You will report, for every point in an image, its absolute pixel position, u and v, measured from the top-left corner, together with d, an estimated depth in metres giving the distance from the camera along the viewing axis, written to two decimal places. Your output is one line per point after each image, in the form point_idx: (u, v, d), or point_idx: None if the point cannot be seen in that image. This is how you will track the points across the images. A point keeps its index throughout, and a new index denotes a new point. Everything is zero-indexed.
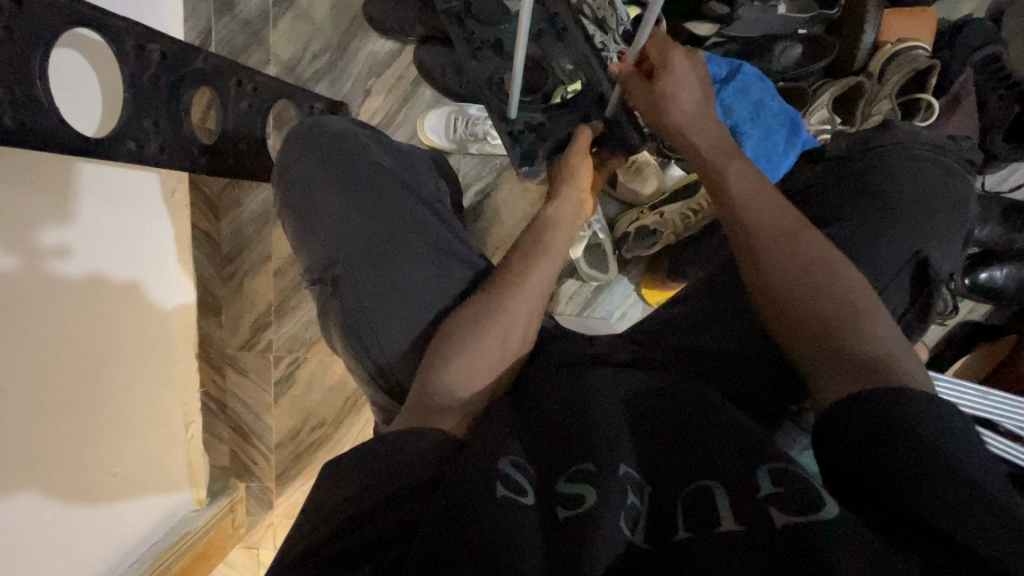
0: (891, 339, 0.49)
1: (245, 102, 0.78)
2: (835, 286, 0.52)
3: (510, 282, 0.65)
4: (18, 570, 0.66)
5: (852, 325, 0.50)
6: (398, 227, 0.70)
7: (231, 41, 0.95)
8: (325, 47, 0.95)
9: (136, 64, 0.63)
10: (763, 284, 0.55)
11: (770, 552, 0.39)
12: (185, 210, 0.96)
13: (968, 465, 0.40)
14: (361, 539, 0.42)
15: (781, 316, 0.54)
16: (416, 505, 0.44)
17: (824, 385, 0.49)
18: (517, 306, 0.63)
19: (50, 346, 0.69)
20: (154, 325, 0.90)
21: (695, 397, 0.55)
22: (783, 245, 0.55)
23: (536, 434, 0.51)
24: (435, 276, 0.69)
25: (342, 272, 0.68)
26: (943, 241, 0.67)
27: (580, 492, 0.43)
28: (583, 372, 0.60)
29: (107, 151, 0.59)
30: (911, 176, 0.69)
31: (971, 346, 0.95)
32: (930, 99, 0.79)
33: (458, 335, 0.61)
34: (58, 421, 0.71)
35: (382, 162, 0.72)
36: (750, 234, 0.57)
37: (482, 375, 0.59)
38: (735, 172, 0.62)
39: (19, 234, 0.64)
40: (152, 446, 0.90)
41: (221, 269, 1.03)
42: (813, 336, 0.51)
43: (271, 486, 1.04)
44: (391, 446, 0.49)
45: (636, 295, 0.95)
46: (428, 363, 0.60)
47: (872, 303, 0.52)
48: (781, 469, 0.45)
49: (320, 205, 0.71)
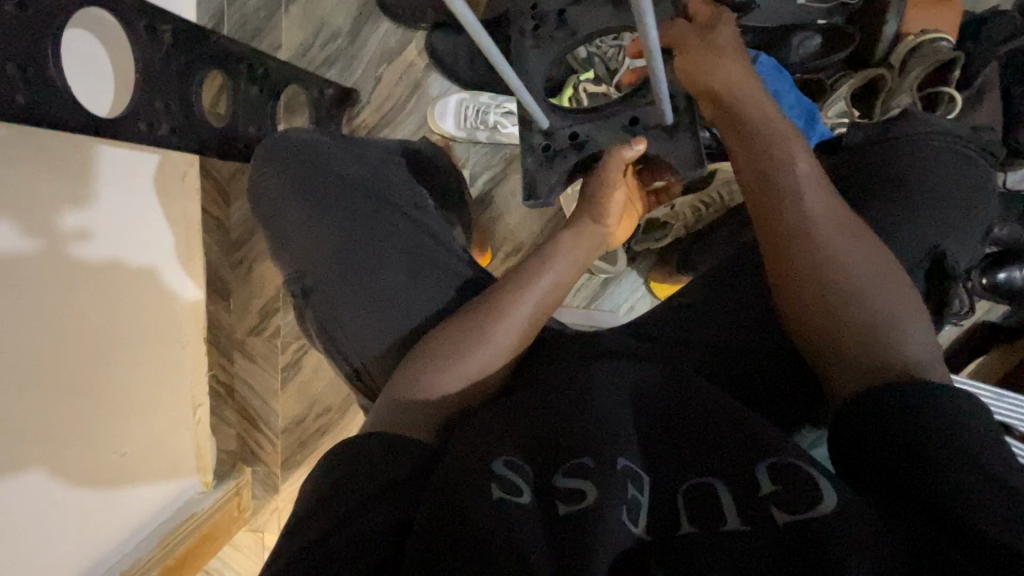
0: (914, 334, 0.50)
1: (256, 86, 0.78)
2: (884, 296, 0.51)
3: (496, 309, 0.60)
4: (27, 544, 0.67)
5: (886, 330, 0.49)
6: (370, 236, 0.70)
7: (243, 27, 0.95)
8: (336, 34, 0.94)
9: (147, 45, 0.62)
10: (800, 292, 0.53)
11: (779, 555, 0.39)
12: (196, 196, 0.97)
13: (991, 455, 0.42)
14: (353, 538, 0.42)
15: (815, 319, 0.52)
16: (407, 504, 0.45)
17: (846, 383, 0.50)
18: (501, 335, 0.60)
19: (64, 328, 0.70)
20: (162, 308, 0.90)
21: (692, 400, 0.52)
22: (838, 252, 0.52)
23: (530, 425, 0.51)
24: (411, 283, 0.68)
25: (314, 284, 0.69)
26: (964, 236, 0.66)
27: (580, 487, 0.43)
28: (585, 366, 0.57)
29: (119, 131, 0.59)
30: (936, 167, 0.67)
31: (987, 347, 0.93)
32: (952, 91, 0.75)
33: (432, 360, 0.59)
34: (70, 399, 0.72)
35: (351, 172, 0.72)
36: (783, 234, 0.55)
37: (451, 394, 0.57)
38: (767, 161, 0.58)
39: (34, 218, 0.67)
40: (162, 429, 0.91)
41: (231, 255, 1.03)
42: (852, 346, 0.50)
43: (277, 470, 1.04)
44: (375, 452, 0.50)
45: (644, 288, 0.94)
46: (400, 380, 0.58)
47: (905, 302, 0.51)
48: (786, 463, 0.45)
49: (294, 222, 0.71)
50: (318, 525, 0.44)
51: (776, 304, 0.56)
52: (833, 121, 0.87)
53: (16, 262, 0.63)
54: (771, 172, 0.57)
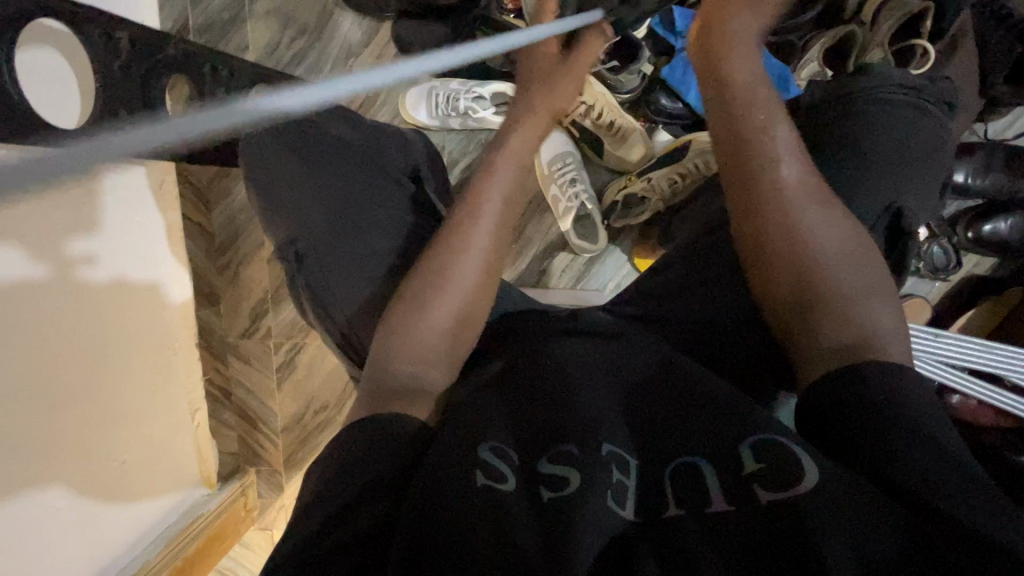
0: (890, 317, 0.50)
1: (222, 87, 0.77)
2: (848, 272, 0.52)
3: (439, 270, 0.61)
4: (34, 554, 0.69)
5: (849, 306, 0.50)
6: (365, 199, 0.74)
7: (209, 29, 0.94)
8: (302, 29, 0.94)
9: (105, 54, 0.62)
10: (769, 252, 0.54)
11: (764, 536, 0.40)
12: (175, 202, 0.97)
13: (949, 443, 0.43)
14: (346, 533, 0.42)
15: (779, 281, 0.54)
16: (398, 490, 0.46)
17: (813, 342, 0.51)
18: (462, 267, 0.61)
19: (56, 344, 0.71)
20: (155, 317, 0.92)
21: (676, 380, 0.52)
22: (807, 222, 0.54)
23: (520, 402, 0.51)
24: (397, 232, 0.73)
25: (306, 248, 0.71)
26: (920, 191, 0.65)
27: (562, 473, 0.44)
28: (539, 347, 0.58)
29: (81, 143, 0.60)
30: (887, 123, 0.66)
31: (978, 299, 0.93)
32: (926, 46, 0.77)
33: (398, 316, 0.60)
34: (71, 408, 0.73)
35: (345, 137, 0.77)
36: (756, 182, 0.56)
37: (435, 345, 0.59)
38: (745, 106, 0.60)
39: (44, 244, 0.69)
40: (163, 435, 0.92)
41: (217, 259, 1.03)
42: (814, 325, 0.51)
43: (280, 467, 1.06)
44: (363, 440, 0.50)
45: (629, 265, 0.94)
46: (380, 343, 0.59)
47: (873, 283, 0.52)
48: (768, 440, 0.45)
49: (283, 192, 0.74)
50: (315, 514, 0.45)
51: (746, 262, 0.57)
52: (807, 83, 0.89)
53: (17, 284, 0.65)
54: (749, 134, 0.58)
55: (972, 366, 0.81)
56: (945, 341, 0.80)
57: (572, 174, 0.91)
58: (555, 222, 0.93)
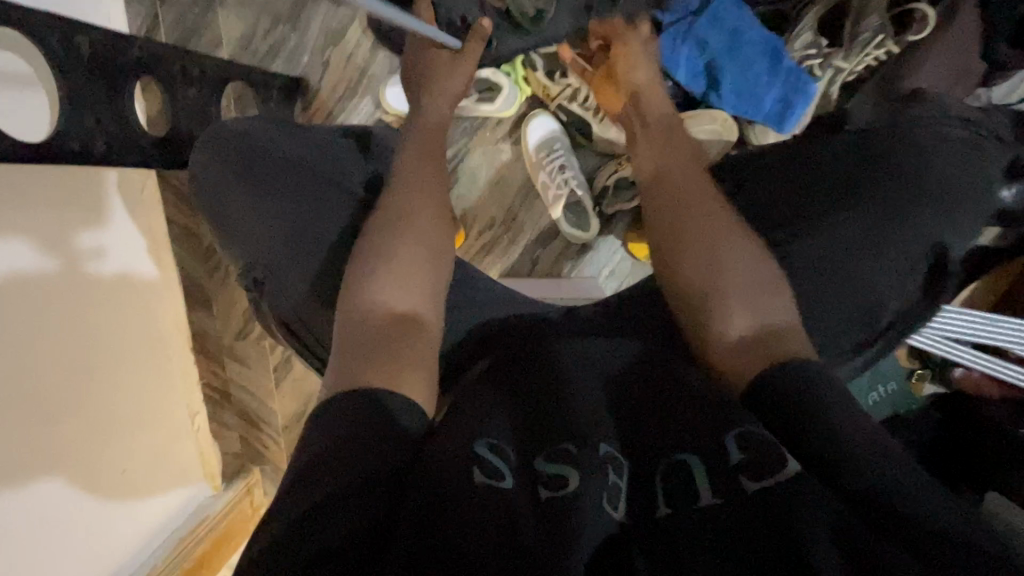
0: (784, 320, 0.50)
1: (194, 87, 0.76)
2: (748, 264, 0.53)
3: (410, 207, 0.61)
4: (37, 564, 0.69)
5: (751, 298, 0.51)
6: (325, 211, 0.71)
7: (179, 26, 0.91)
8: (276, 20, 0.90)
9: (66, 60, 0.60)
10: (677, 243, 0.55)
11: (759, 535, 0.39)
12: (157, 207, 0.95)
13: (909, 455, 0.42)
14: (329, 532, 0.38)
15: (686, 273, 0.54)
16: (394, 485, 0.42)
17: (731, 324, 0.51)
18: (431, 197, 0.63)
19: (48, 354, 0.70)
20: (144, 323, 0.91)
21: (664, 383, 0.51)
22: (711, 215, 0.56)
23: (518, 399, 0.50)
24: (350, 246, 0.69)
25: (264, 275, 0.69)
26: (964, 224, 0.63)
27: (561, 472, 0.43)
28: (538, 341, 0.58)
29: (49, 154, 0.58)
30: (930, 146, 0.65)
31: (983, 270, 0.91)
32: (926, 9, 0.79)
33: (376, 249, 0.58)
34: (63, 420, 0.72)
35: (293, 156, 0.74)
36: (672, 178, 0.61)
37: (417, 278, 0.57)
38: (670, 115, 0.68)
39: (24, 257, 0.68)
40: (162, 440, 0.94)
41: (206, 261, 1.00)
42: (710, 316, 0.52)
43: (284, 466, 1.07)
44: (347, 414, 0.44)
45: (624, 250, 0.92)
46: (353, 285, 0.56)
47: (774, 285, 0.52)
48: (751, 434, 0.45)
49: (236, 214, 0.72)
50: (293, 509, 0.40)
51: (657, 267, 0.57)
52: (800, 54, 0.86)
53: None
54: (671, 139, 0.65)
55: (977, 339, 0.80)
56: (949, 317, 0.79)
57: (561, 160, 0.88)
58: (545, 211, 0.91)
